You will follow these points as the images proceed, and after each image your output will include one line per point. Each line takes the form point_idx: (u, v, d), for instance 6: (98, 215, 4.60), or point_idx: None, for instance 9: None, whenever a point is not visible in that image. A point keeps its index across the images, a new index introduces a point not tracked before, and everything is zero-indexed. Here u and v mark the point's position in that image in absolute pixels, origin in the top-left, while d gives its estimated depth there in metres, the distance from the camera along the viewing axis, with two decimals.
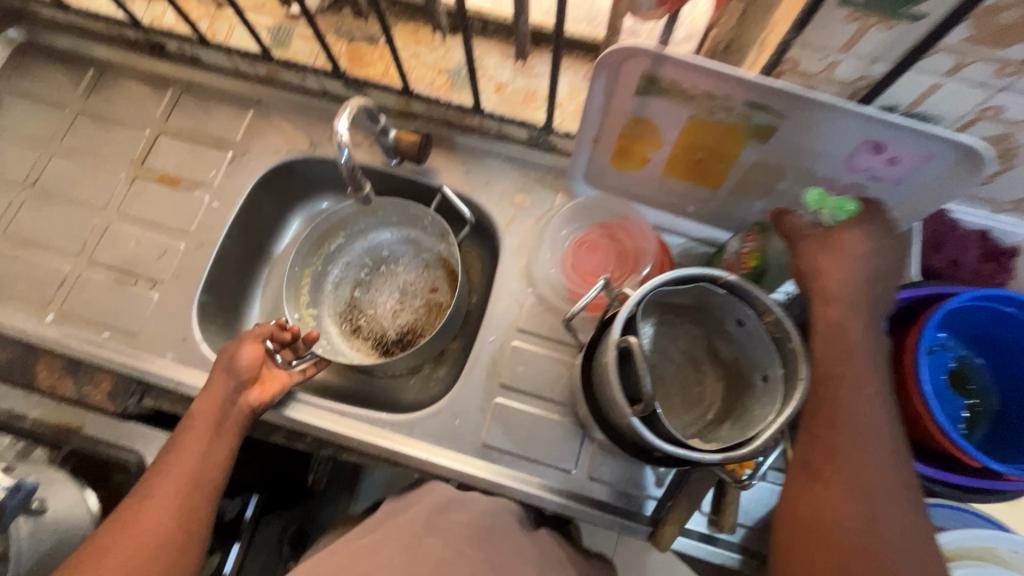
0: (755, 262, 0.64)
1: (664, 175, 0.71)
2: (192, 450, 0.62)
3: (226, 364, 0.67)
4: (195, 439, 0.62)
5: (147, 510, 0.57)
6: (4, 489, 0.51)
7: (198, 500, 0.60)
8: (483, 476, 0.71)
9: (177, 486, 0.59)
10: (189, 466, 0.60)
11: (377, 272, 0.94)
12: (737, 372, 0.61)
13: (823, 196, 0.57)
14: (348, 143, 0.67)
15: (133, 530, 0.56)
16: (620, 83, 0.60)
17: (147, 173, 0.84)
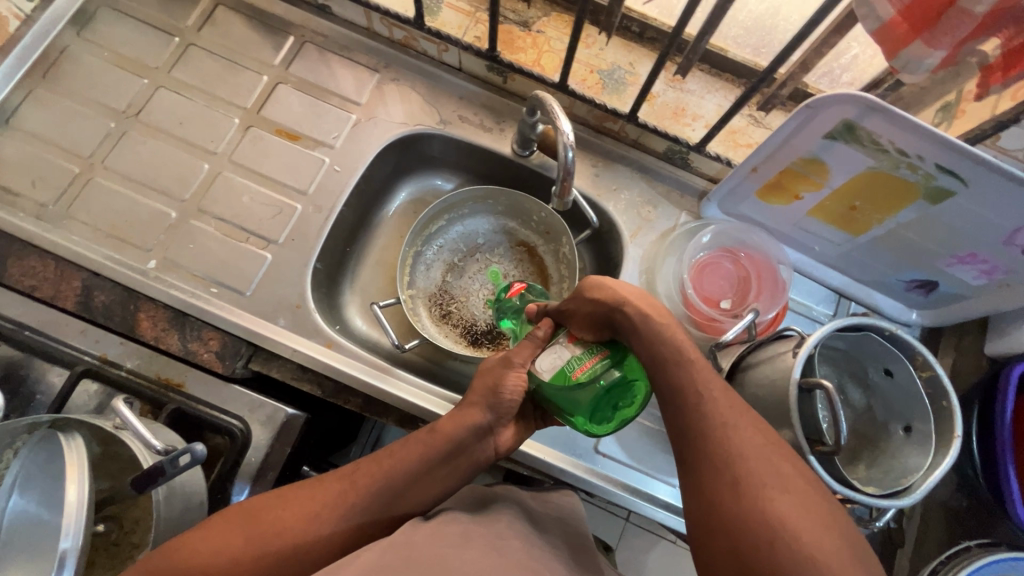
0: (593, 353, 0.56)
1: (806, 214, 0.73)
2: (407, 457, 0.57)
3: (497, 393, 0.59)
4: (415, 447, 0.57)
5: (330, 490, 0.54)
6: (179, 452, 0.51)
7: (329, 515, 0.53)
8: (592, 481, 0.72)
9: (336, 483, 0.55)
10: (395, 472, 0.56)
11: (471, 259, 0.91)
12: (869, 417, 0.64)
13: (564, 374, 0.55)
14: (572, 143, 0.60)
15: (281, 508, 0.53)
16: (813, 124, 0.60)
17: (263, 124, 0.79)
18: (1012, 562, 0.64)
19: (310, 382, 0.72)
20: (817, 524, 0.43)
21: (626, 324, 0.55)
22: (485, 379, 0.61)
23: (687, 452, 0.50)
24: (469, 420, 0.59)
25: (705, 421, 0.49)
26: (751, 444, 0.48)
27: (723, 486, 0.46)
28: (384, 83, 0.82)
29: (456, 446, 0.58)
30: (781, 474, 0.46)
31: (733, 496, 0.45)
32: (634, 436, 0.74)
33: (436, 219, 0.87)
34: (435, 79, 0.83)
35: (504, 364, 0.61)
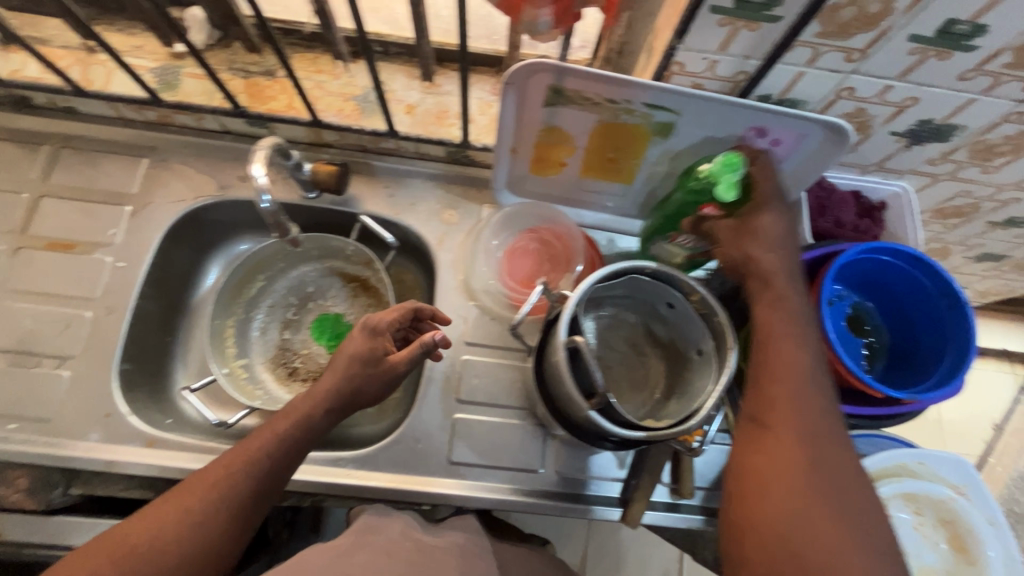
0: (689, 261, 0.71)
1: (581, 176, 0.75)
2: (270, 442, 0.57)
3: (356, 390, 0.61)
4: (269, 435, 0.58)
5: (201, 497, 0.53)
6: None
7: (206, 526, 0.52)
8: (453, 494, 0.71)
9: (207, 487, 0.54)
10: (262, 460, 0.56)
11: (305, 310, 0.89)
12: (675, 350, 0.66)
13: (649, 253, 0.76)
14: (267, 186, 0.64)
15: (161, 525, 0.51)
16: (529, 97, 0.63)
17: (34, 242, 0.76)
18: None
19: (140, 489, 0.69)
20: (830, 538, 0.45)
21: (755, 291, 0.59)
22: (342, 354, 0.63)
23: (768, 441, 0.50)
24: (317, 396, 0.61)
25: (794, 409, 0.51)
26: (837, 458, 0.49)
27: (793, 471, 0.48)
28: (153, 166, 0.81)
29: (307, 421, 0.59)
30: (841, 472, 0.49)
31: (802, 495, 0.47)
32: (487, 436, 0.74)
33: (250, 282, 0.86)
34: (203, 147, 0.82)
35: (370, 364, 0.62)
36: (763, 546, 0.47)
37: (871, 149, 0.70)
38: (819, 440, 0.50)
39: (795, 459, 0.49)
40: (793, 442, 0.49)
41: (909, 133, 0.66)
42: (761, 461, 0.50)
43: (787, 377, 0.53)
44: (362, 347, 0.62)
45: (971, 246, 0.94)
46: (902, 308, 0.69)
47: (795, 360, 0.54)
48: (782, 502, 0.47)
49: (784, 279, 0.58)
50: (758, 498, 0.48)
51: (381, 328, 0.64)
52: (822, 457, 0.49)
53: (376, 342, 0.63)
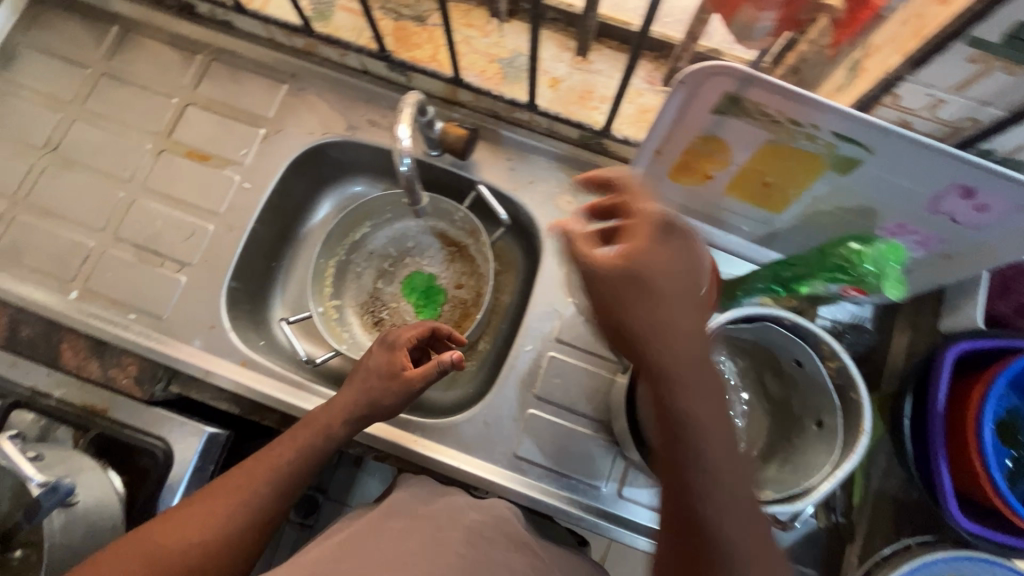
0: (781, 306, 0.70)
1: (724, 194, 0.67)
2: (290, 452, 0.60)
3: (373, 402, 0.63)
4: (292, 443, 0.61)
5: (228, 501, 0.57)
6: (43, 487, 0.52)
7: (234, 522, 0.56)
8: (511, 489, 0.70)
9: (234, 491, 0.57)
10: (283, 465, 0.60)
11: (401, 264, 0.89)
12: (787, 411, 0.59)
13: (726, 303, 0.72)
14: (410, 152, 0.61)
15: (189, 522, 0.55)
16: (698, 100, 0.55)
17: (175, 147, 0.80)
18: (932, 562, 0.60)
19: (227, 401, 0.73)
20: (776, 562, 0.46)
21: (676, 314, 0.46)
22: (368, 364, 0.66)
23: (701, 477, 0.44)
24: (336, 408, 0.63)
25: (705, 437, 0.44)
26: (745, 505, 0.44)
27: (710, 512, 0.44)
28: (291, 93, 0.81)
29: (325, 432, 0.62)
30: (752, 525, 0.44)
31: (764, 537, 0.45)
32: (556, 439, 0.71)
33: (357, 226, 0.86)
34: (340, 83, 0.81)
35: (386, 378, 0.64)
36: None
37: None
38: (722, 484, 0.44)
39: (722, 490, 0.44)
40: (720, 475, 0.44)
41: None
42: (708, 502, 0.44)
43: (706, 396, 0.44)
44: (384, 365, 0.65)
45: None
46: None
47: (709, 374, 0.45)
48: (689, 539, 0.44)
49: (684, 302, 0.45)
50: (693, 532, 0.44)
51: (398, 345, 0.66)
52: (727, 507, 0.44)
53: (397, 357, 0.65)
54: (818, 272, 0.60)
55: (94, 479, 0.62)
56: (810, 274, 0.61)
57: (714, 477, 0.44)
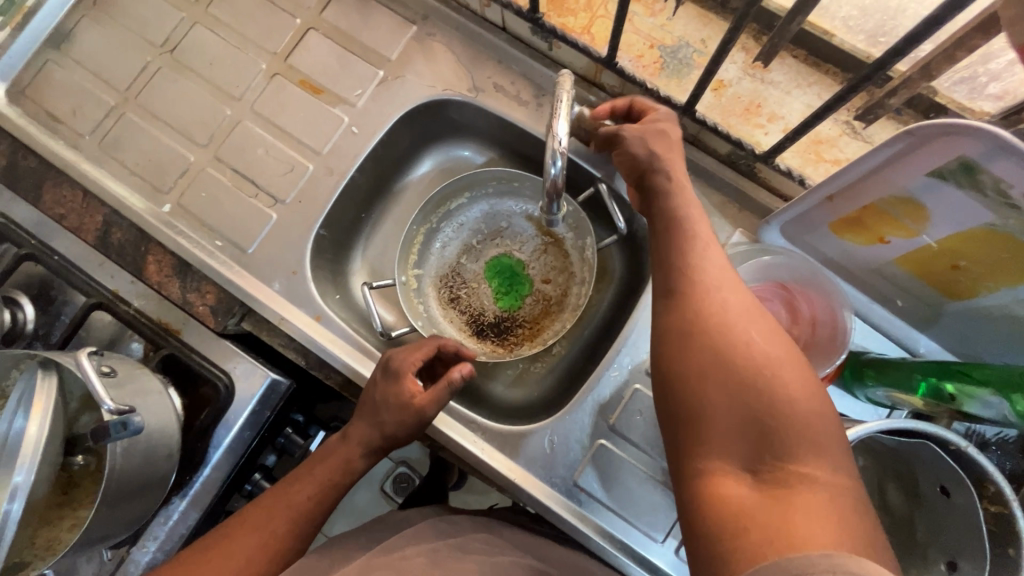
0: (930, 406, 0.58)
1: (893, 263, 0.57)
2: (309, 491, 0.58)
3: (390, 436, 0.61)
4: (313, 478, 0.59)
5: (249, 538, 0.55)
6: (113, 419, 0.52)
7: (254, 558, 0.54)
8: (564, 517, 0.65)
9: (255, 531, 0.55)
10: (303, 503, 0.58)
11: (490, 243, 0.82)
12: (908, 536, 0.51)
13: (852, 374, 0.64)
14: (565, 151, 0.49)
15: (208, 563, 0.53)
16: (915, 156, 0.45)
17: (289, 73, 0.75)
18: None
19: (294, 351, 0.70)
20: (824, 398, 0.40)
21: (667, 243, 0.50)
22: (369, 395, 0.63)
23: (705, 300, 0.44)
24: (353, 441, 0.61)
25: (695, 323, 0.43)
26: (763, 366, 0.40)
27: (748, 332, 0.42)
28: (419, 38, 0.74)
29: (345, 465, 0.61)
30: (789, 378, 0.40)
31: (799, 382, 0.40)
32: (623, 478, 0.66)
33: (455, 195, 0.80)
34: (473, 37, 0.73)
35: (396, 411, 0.61)
36: (792, 391, 0.39)
37: None
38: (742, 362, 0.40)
39: (756, 322, 0.43)
40: (749, 340, 0.41)
41: None
42: (712, 307, 0.44)
43: (713, 249, 0.48)
44: (387, 395, 0.61)
45: None
46: None
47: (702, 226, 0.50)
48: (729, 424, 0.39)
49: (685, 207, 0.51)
50: (692, 336, 0.43)
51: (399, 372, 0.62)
52: (755, 373, 0.40)
53: (401, 387, 0.61)
54: (998, 387, 0.49)
55: (157, 402, 0.61)
56: (986, 381, 0.51)
57: (726, 307, 0.43)
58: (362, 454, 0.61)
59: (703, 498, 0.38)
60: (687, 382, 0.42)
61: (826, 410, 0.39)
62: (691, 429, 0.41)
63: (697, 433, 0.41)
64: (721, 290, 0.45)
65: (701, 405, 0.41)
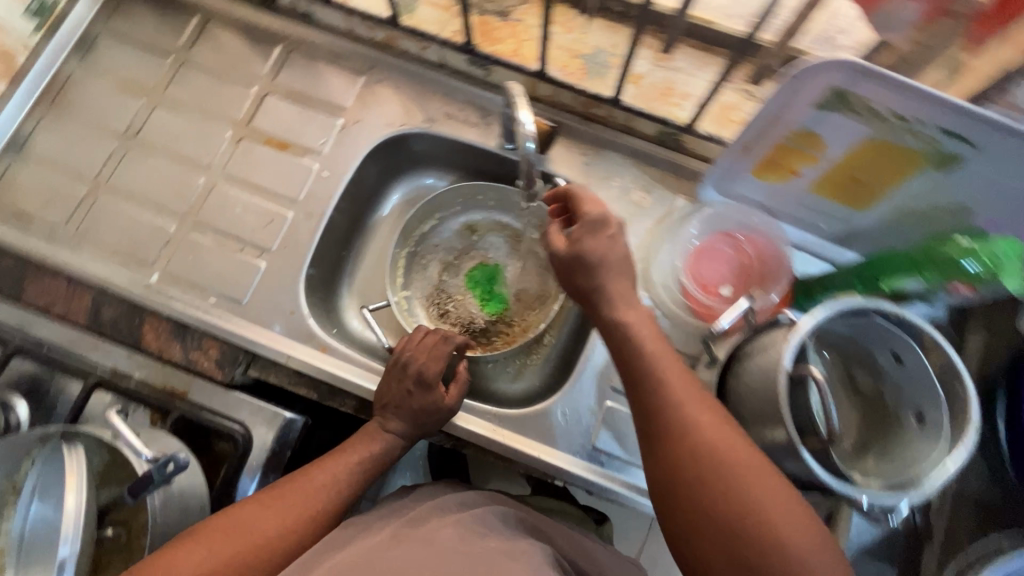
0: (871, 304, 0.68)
1: (809, 191, 0.68)
2: (369, 448, 0.63)
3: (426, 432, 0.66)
4: (368, 438, 0.64)
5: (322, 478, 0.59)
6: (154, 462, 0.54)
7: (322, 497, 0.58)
8: (590, 479, 0.70)
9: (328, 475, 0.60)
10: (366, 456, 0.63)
11: (466, 257, 0.89)
12: (882, 406, 0.59)
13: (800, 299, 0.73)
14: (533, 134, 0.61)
15: (285, 498, 0.57)
16: (801, 95, 0.56)
17: (254, 134, 0.81)
18: None
19: (305, 386, 0.73)
20: (795, 504, 0.46)
21: (620, 352, 0.55)
22: (396, 399, 0.65)
23: (677, 424, 0.50)
24: (391, 430, 0.64)
25: (660, 438, 0.50)
26: (726, 462, 0.47)
27: (704, 434, 0.49)
28: (369, 85, 0.82)
29: (392, 447, 0.65)
30: (747, 467, 0.47)
31: (758, 469, 0.47)
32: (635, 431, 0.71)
33: (427, 218, 0.87)
34: (418, 77, 0.82)
35: (432, 413, 0.65)
36: (770, 506, 0.45)
37: None
38: (709, 461, 0.47)
39: (709, 422, 0.49)
40: (707, 443, 0.48)
41: None
42: (670, 421, 0.50)
43: (660, 349, 0.54)
44: (420, 402, 0.64)
45: None
46: None
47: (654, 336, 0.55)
48: (712, 524, 0.46)
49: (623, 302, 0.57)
50: (673, 450, 0.49)
51: (430, 380, 0.65)
52: (719, 473, 0.47)
53: (436, 394, 0.65)
54: (914, 270, 0.60)
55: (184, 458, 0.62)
56: (902, 270, 0.61)
57: (697, 429, 0.49)
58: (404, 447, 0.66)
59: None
60: (669, 493, 0.49)
61: (804, 523, 0.45)
62: (682, 532, 0.48)
63: (688, 534, 0.47)
64: (676, 396, 0.51)
65: (684, 509, 0.48)
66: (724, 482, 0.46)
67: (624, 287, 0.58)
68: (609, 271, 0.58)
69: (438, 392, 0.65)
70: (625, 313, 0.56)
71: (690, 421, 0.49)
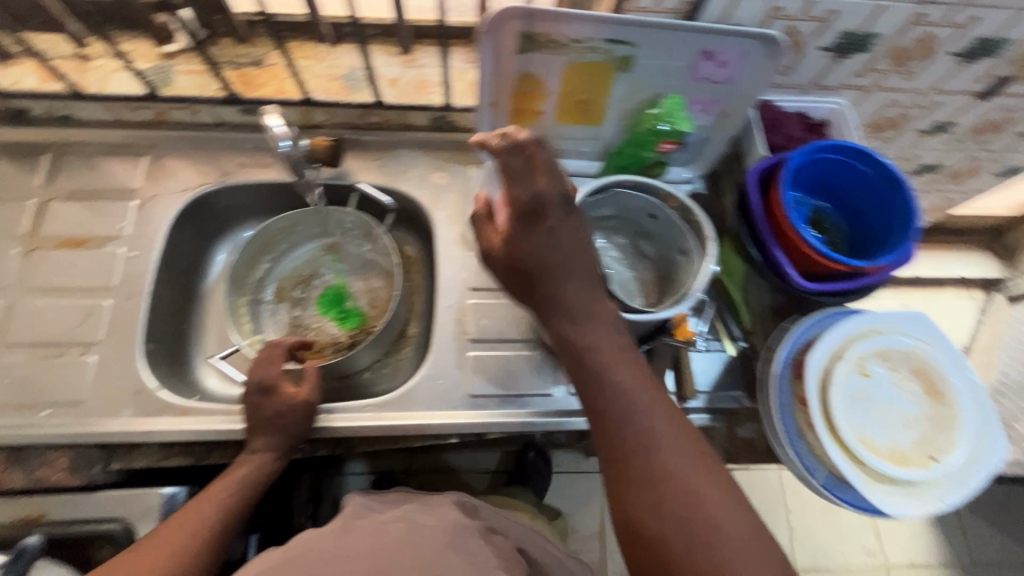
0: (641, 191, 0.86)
1: (557, 123, 0.82)
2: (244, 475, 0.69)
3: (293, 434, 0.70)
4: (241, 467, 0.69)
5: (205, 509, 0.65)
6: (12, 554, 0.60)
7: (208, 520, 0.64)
8: (478, 423, 0.76)
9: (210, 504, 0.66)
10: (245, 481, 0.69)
11: (311, 287, 0.93)
12: (663, 260, 0.73)
13: None
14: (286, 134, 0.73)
15: (169, 532, 0.62)
16: (503, 47, 0.70)
17: (45, 242, 0.79)
18: (817, 323, 0.71)
19: (179, 454, 0.71)
20: (738, 510, 0.52)
21: (589, 382, 0.57)
22: (254, 413, 0.70)
23: (642, 453, 0.54)
24: (258, 448, 0.70)
25: (631, 469, 0.54)
26: (693, 491, 0.52)
27: (670, 467, 0.53)
28: (154, 161, 0.85)
29: (263, 466, 0.69)
30: (708, 487, 0.52)
31: (734, 533, 0.50)
32: (502, 367, 0.79)
33: (257, 263, 0.90)
34: (200, 140, 0.86)
35: (288, 412, 0.70)
36: (706, 502, 0.52)
37: (807, 65, 0.79)
38: (671, 489, 0.52)
39: (676, 455, 0.54)
40: (673, 473, 0.53)
41: (835, 48, 0.75)
42: (634, 451, 0.54)
43: (620, 371, 0.57)
44: (273, 405, 0.70)
45: (909, 159, 1.07)
46: (856, 205, 0.78)
47: (610, 336, 0.58)
48: (688, 557, 0.50)
49: (580, 317, 0.58)
50: (611, 439, 0.56)
51: (273, 384, 0.71)
52: (687, 506, 0.51)
53: (283, 393, 0.70)
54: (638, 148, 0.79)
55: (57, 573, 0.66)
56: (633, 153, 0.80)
57: (660, 455, 0.54)
58: (277, 458, 0.70)
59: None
60: (640, 520, 0.53)
61: (756, 544, 0.50)
62: (654, 559, 0.51)
63: (658, 558, 0.51)
64: (641, 430, 0.55)
65: (656, 538, 0.51)
66: (697, 519, 0.51)
67: (585, 296, 0.58)
68: (566, 275, 0.57)
69: (284, 392, 0.71)
70: (579, 321, 0.58)
71: (661, 451, 0.54)
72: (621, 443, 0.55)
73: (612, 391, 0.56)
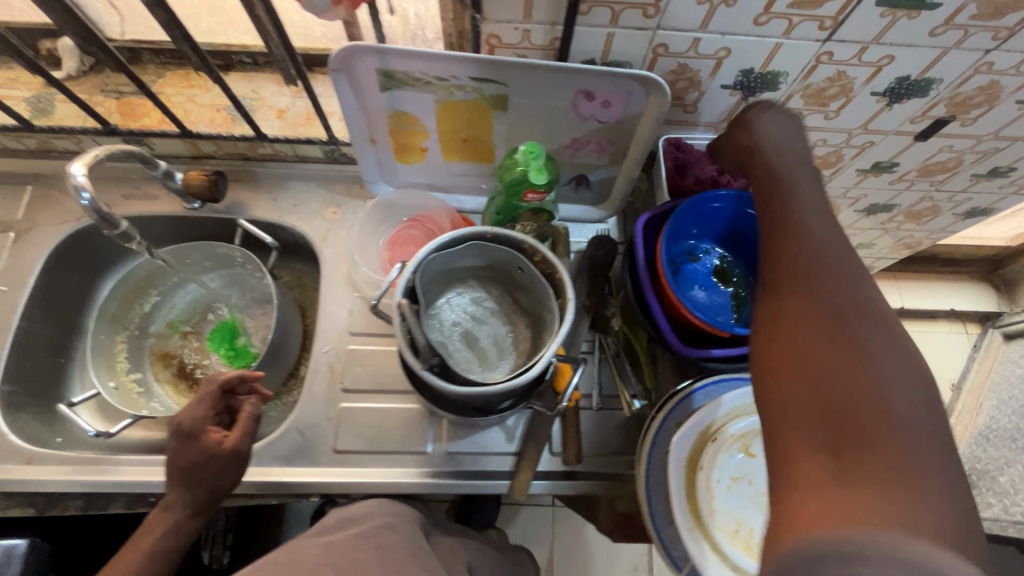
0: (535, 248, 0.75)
1: (446, 160, 0.78)
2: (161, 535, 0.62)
3: (210, 488, 0.63)
4: (158, 525, 0.62)
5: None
6: None
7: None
8: (341, 481, 0.71)
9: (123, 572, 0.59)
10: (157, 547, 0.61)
11: (202, 321, 0.90)
12: (536, 315, 0.67)
13: None
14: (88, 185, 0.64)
15: None
16: (364, 84, 0.65)
17: None
18: (702, 391, 0.65)
19: (17, 505, 0.69)
20: (926, 399, 0.37)
21: (785, 246, 0.47)
22: (177, 459, 0.63)
23: (821, 319, 0.41)
24: (173, 504, 0.63)
25: (804, 343, 0.41)
26: (857, 394, 0.37)
27: (848, 357, 0.39)
28: (38, 192, 0.83)
29: (176, 526, 0.62)
30: (897, 398, 0.37)
31: (922, 467, 0.35)
32: (375, 420, 0.74)
33: (142, 296, 0.87)
34: None
35: (206, 463, 0.63)
36: (879, 380, 0.37)
37: (711, 102, 0.71)
38: (861, 381, 0.38)
39: (866, 334, 0.40)
40: (853, 364, 0.38)
41: (738, 85, 0.68)
42: (801, 329, 0.41)
43: (827, 244, 0.46)
44: (191, 457, 0.63)
45: (856, 198, 0.98)
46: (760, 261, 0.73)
47: (832, 224, 0.47)
48: (837, 477, 0.35)
49: (812, 208, 0.48)
50: (789, 328, 0.42)
51: (198, 434, 0.64)
52: (860, 408, 0.37)
53: (204, 441, 0.64)
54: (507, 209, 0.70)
55: None
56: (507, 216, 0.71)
57: (820, 335, 0.40)
58: (192, 516, 0.63)
59: (780, 506, 0.37)
60: (777, 413, 0.40)
61: (940, 490, 0.34)
62: (782, 469, 0.38)
63: (786, 465, 0.38)
64: (824, 311, 0.41)
65: (788, 443, 0.38)
66: (867, 434, 0.36)
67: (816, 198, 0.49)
68: (792, 199, 0.50)
69: (206, 440, 0.64)
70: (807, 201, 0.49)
71: (841, 331, 0.40)
72: (797, 314, 0.42)
73: (824, 268, 0.44)
